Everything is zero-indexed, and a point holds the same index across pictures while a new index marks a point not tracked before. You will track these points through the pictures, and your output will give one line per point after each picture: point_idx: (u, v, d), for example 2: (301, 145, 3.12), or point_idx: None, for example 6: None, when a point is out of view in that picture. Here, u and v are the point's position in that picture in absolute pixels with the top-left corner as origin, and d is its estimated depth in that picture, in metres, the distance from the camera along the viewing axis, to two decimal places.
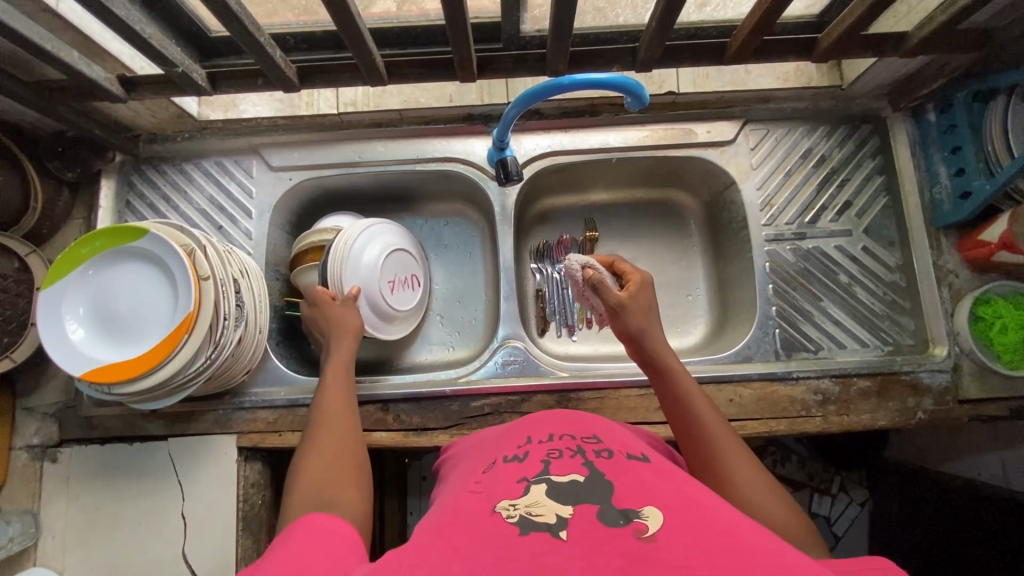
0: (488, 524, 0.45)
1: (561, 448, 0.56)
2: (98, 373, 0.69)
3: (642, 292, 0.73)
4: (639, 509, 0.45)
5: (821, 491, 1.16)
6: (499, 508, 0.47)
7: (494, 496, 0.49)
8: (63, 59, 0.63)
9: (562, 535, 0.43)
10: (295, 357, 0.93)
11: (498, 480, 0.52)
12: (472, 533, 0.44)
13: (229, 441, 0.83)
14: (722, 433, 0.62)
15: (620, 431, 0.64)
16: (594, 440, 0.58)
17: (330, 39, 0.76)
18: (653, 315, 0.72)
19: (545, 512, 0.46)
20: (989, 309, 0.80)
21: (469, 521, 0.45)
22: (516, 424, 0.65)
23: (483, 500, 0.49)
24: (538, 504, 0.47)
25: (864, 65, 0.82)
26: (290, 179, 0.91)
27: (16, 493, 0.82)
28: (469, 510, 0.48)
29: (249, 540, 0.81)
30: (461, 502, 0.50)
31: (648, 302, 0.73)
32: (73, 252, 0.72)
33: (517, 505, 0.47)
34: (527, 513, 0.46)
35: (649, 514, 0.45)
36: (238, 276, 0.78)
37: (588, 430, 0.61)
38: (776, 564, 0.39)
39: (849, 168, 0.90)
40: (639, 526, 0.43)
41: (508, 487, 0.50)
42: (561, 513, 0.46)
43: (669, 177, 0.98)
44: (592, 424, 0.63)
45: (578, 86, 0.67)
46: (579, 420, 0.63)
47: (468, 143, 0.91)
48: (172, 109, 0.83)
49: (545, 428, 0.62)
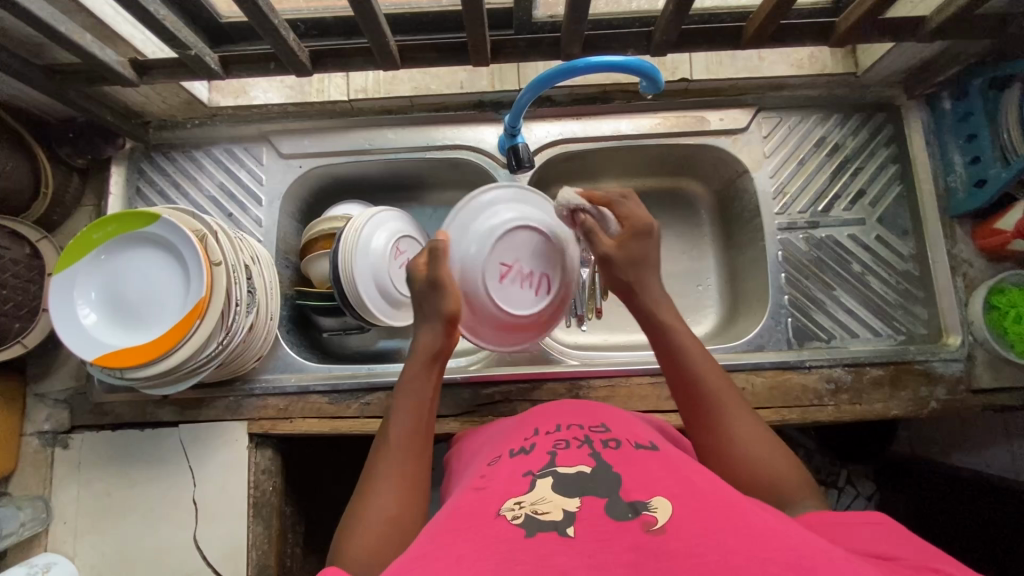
0: (493, 527, 0.44)
1: (568, 438, 0.56)
2: (110, 358, 0.68)
3: (635, 241, 0.70)
4: (647, 501, 0.45)
5: (828, 484, 1.14)
6: (503, 510, 0.46)
7: (500, 493, 0.49)
8: (75, 41, 0.63)
9: (569, 533, 0.42)
10: (305, 345, 0.93)
11: (503, 476, 0.52)
12: (478, 536, 0.43)
13: (240, 427, 0.83)
14: (728, 397, 0.61)
15: (631, 420, 0.63)
16: (601, 430, 0.58)
17: (340, 25, 0.75)
18: (649, 265, 0.70)
19: (551, 509, 0.45)
20: (1004, 298, 0.79)
21: (475, 524, 0.45)
22: (524, 416, 0.65)
23: (491, 497, 0.49)
24: (544, 501, 0.47)
25: (880, 52, 0.81)
26: (301, 166, 0.90)
27: (28, 478, 0.82)
28: (474, 512, 0.47)
29: (260, 526, 0.81)
30: (469, 501, 0.50)
31: (652, 249, 0.71)
32: (85, 237, 0.72)
33: (522, 504, 0.47)
34: (533, 512, 0.45)
35: (657, 505, 0.44)
36: (249, 263, 0.77)
37: (596, 419, 0.61)
38: (788, 545, 0.39)
39: (863, 156, 0.89)
40: (647, 518, 0.43)
41: (513, 484, 0.50)
42: (567, 508, 0.45)
43: (681, 165, 0.97)
44: (599, 412, 0.63)
45: (592, 69, 0.66)
46: (586, 409, 0.63)
47: (479, 131, 0.90)
48: (183, 95, 0.83)
49: (552, 419, 0.62)
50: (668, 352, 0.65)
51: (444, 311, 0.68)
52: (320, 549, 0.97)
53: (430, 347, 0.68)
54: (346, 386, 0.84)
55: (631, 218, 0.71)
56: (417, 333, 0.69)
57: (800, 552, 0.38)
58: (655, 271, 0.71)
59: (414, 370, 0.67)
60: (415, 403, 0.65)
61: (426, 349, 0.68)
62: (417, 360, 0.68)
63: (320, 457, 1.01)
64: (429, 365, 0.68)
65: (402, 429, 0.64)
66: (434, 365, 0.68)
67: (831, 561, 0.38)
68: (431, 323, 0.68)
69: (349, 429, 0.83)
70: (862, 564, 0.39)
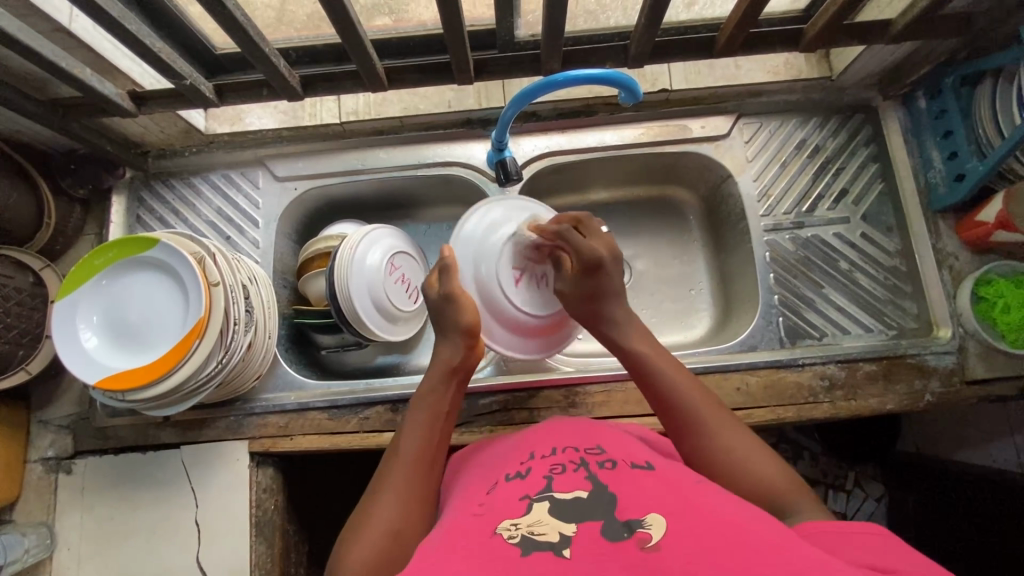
0: (488, 547, 0.45)
1: (563, 461, 0.56)
2: (112, 380, 0.70)
3: (584, 277, 0.72)
4: (642, 519, 0.46)
5: (836, 487, 1.13)
6: (499, 530, 0.47)
7: (496, 516, 0.50)
8: (76, 75, 0.66)
9: (564, 553, 0.43)
10: (304, 363, 0.94)
11: (501, 500, 0.52)
12: (473, 555, 0.44)
13: (241, 447, 0.84)
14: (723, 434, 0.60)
15: (625, 439, 0.64)
16: (597, 451, 0.58)
17: (331, 52, 0.78)
18: (603, 271, 0.71)
19: (547, 530, 0.46)
20: (991, 289, 0.81)
21: (470, 544, 0.46)
22: (523, 436, 0.66)
23: (485, 521, 0.49)
24: (539, 523, 0.47)
25: (852, 55, 0.84)
26: (295, 188, 0.93)
27: (32, 505, 0.83)
28: (470, 533, 0.48)
29: (262, 546, 0.82)
30: (463, 524, 0.50)
31: (603, 250, 0.72)
32: (87, 263, 0.74)
33: (518, 524, 0.47)
34: (529, 533, 0.46)
35: (652, 522, 0.45)
36: (247, 283, 0.79)
37: (593, 441, 0.61)
38: (783, 559, 0.40)
39: (844, 157, 0.91)
40: (643, 536, 0.44)
41: (509, 506, 0.51)
42: (563, 531, 0.46)
43: (666, 173, 0.99)
44: (593, 432, 0.63)
45: (572, 81, 0.68)
46: (583, 431, 0.64)
47: (468, 147, 0.93)
48: (180, 123, 0.85)
49: (547, 442, 0.62)
50: (645, 384, 0.66)
51: (463, 326, 0.72)
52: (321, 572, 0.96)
53: (448, 361, 0.71)
54: (344, 401, 0.85)
55: (581, 252, 0.71)
56: (439, 346, 0.73)
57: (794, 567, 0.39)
58: (614, 292, 0.73)
59: (433, 383, 0.70)
60: (427, 417, 0.67)
61: (446, 361, 0.71)
62: (434, 374, 0.71)
63: (321, 475, 1.02)
64: (448, 377, 0.70)
65: (411, 444, 0.65)
66: (454, 377, 0.71)
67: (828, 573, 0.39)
68: (450, 337, 0.72)
69: (348, 444, 0.84)
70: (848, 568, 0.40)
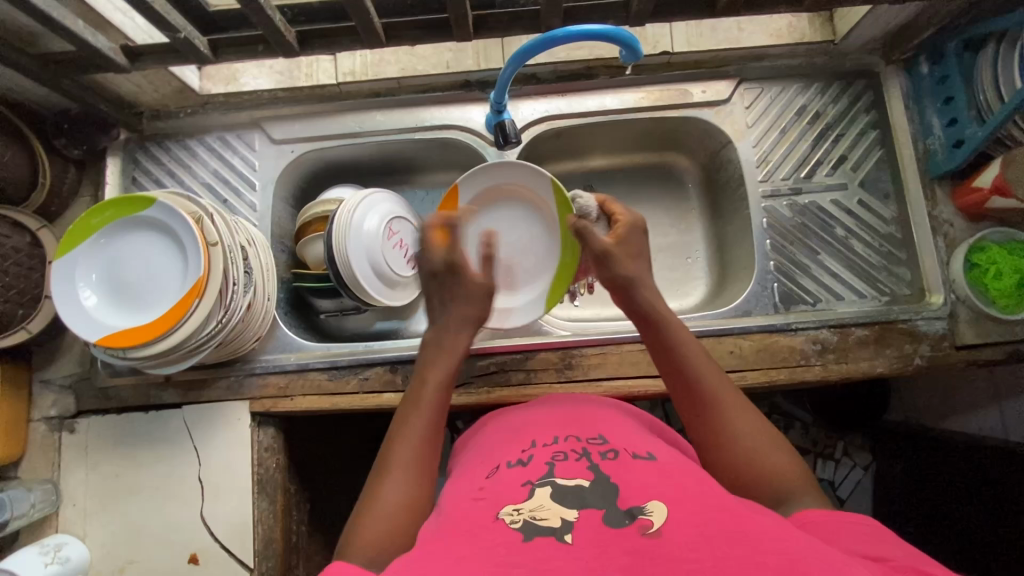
0: (491, 530, 0.47)
1: (566, 450, 0.57)
2: (114, 338, 0.70)
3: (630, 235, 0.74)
4: (644, 506, 0.47)
5: (824, 456, 1.17)
6: (502, 514, 0.49)
7: (499, 500, 0.51)
8: (68, 26, 0.64)
9: (567, 538, 0.44)
10: (303, 327, 0.95)
11: (502, 486, 0.53)
12: (476, 540, 0.46)
13: (242, 407, 0.85)
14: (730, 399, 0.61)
15: (631, 427, 0.64)
16: (599, 442, 0.59)
17: (326, 10, 0.75)
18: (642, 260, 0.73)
19: (550, 515, 0.47)
20: (984, 256, 0.81)
21: (473, 529, 0.47)
22: (532, 418, 0.66)
23: (488, 505, 0.51)
24: (542, 508, 0.48)
25: (856, 17, 0.83)
26: (292, 151, 0.92)
27: (37, 462, 0.85)
28: (473, 517, 0.49)
29: (265, 502, 0.84)
30: (463, 508, 0.52)
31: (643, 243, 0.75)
32: (85, 222, 0.74)
33: (521, 510, 0.49)
34: (531, 517, 0.47)
35: (653, 510, 0.46)
36: (246, 245, 0.79)
37: (594, 430, 0.61)
38: (782, 549, 0.41)
39: (844, 123, 0.91)
40: (644, 522, 0.45)
41: (511, 491, 0.52)
42: (565, 515, 0.47)
43: (666, 139, 0.98)
44: (601, 422, 0.64)
45: (573, 37, 0.68)
46: (586, 419, 0.64)
47: (466, 110, 0.92)
48: (174, 82, 0.84)
49: (546, 431, 0.63)
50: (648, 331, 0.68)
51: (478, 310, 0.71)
52: (320, 531, 0.99)
53: (455, 342, 0.70)
54: (344, 362, 0.86)
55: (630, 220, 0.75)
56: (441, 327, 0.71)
57: (795, 558, 0.39)
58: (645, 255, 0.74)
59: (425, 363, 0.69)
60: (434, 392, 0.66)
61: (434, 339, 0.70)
62: (438, 349, 0.69)
63: (322, 437, 1.03)
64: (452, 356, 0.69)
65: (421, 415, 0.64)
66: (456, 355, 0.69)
67: (825, 559, 0.39)
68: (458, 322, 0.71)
69: (348, 404, 0.85)
70: (852, 564, 0.40)
